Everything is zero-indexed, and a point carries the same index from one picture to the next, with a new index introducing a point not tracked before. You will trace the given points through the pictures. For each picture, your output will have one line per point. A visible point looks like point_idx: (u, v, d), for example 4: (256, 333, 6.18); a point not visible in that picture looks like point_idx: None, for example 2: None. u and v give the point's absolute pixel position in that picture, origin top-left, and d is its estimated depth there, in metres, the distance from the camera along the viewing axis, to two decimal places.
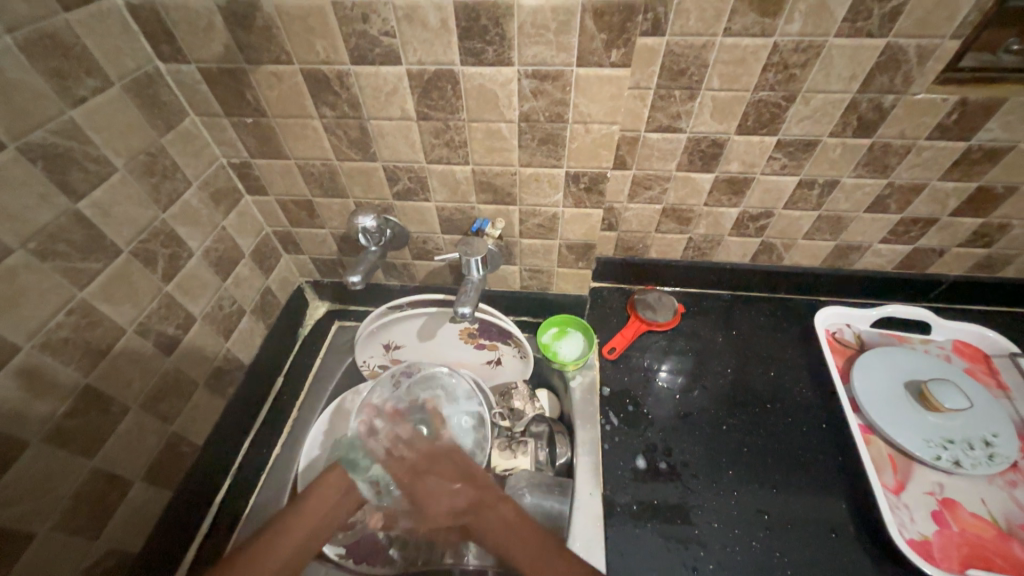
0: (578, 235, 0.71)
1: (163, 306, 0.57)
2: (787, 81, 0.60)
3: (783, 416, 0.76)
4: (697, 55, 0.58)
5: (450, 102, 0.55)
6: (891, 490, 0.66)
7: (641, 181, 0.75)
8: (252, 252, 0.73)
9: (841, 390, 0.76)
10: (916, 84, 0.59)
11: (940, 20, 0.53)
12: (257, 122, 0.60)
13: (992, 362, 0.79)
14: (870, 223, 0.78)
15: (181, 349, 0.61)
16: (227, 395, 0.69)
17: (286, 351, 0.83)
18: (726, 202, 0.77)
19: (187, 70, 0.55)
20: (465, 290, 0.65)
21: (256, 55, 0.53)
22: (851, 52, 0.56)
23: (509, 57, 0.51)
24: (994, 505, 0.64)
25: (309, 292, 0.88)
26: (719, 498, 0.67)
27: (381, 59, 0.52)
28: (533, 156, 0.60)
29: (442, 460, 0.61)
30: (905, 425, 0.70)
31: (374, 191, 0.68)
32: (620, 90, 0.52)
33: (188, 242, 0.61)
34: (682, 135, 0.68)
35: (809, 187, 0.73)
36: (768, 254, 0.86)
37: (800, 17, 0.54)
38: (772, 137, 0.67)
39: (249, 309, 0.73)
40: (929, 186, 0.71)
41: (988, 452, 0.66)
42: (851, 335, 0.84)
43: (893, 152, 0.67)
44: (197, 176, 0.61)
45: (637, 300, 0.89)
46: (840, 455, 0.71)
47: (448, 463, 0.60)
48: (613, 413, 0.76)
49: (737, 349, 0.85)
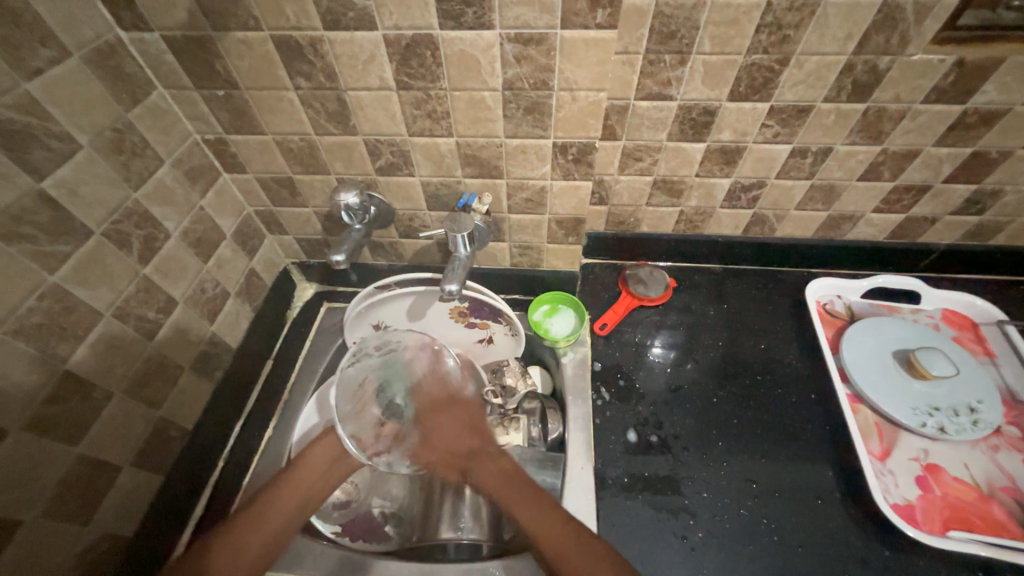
0: (567, 210, 0.69)
1: (141, 290, 0.56)
2: (781, 43, 0.58)
3: (773, 387, 0.77)
4: (688, 16, 0.56)
5: (430, 69, 0.53)
6: (877, 457, 0.68)
7: (631, 153, 0.73)
8: (233, 233, 0.71)
9: (831, 361, 0.77)
10: (913, 44, 0.57)
11: None
12: (229, 95, 0.58)
13: (980, 329, 0.80)
14: (863, 192, 0.77)
15: (164, 332, 0.60)
16: (215, 379, 0.69)
17: (274, 333, 0.82)
18: (718, 172, 0.75)
19: (151, 39, 0.52)
20: (453, 268, 0.64)
21: (223, 21, 0.50)
22: (847, 11, 0.54)
23: (490, 20, 0.48)
24: (976, 469, 0.66)
25: (296, 273, 0.87)
26: (709, 468, 0.68)
27: (355, 24, 0.49)
28: (518, 126, 0.58)
29: (458, 405, 0.67)
30: (892, 393, 0.71)
31: (356, 167, 0.66)
32: (606, 54, 0.50)
33: (164, 223, 0.59)
34: (672, 103, 0.66)
35: (802, 155, 0.71)
36: (760, 225, 0.85)
37: None
38: (765, 104, 0.65)
39: (233, 291, 0.71)
40: (923, 152, 0.69)
41: (972, 417, 0.67)
42: (841, 306, 0.84)
43: (887, 117, 0.65)
44: (170, 153, 0.59)
45: (628, 275, 0.88)
46: (828, 425, 0.72)
47: (461, 409, 0.67)
48: (604, 388, 0.77)
49: (728, 322, 0.85)
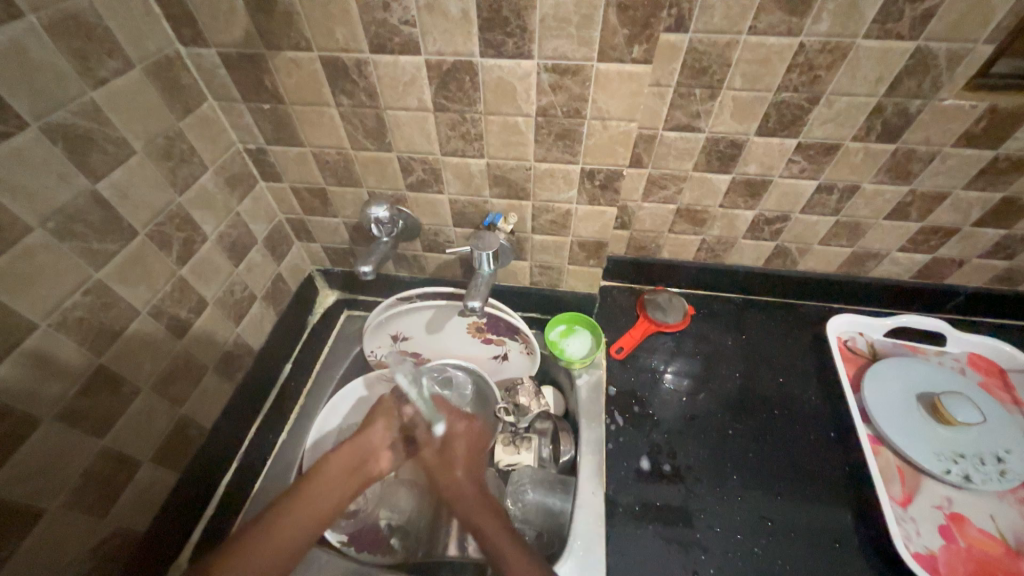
0: (591, 233, 0.70)
1: (176, 289, 0.58)
2: (812, 83, 0.59)
3: (791, 423, 0.76)
4: (721, 53, 0.57)
5: (468, 93, 0.55)
6: (898, 503, 0.66)
7: (656, 181, 0.74)
8: (265, 238, 0.73)
9: (851, 400, 0.75)
10: (945, 89, 0.58)
11: (974, 24, 0.52)
12: (274, 108, 0.60)
13: (1007, 376, 0.78)
14: (889, 231, 0.76)
15: (193, 332, 0.61)
16: (236, 379, 0.70)
17: (295, 338, 0.83)
18: (742, 204, 0.76)
19: (207, 54, 0.55)
20: (476, 285, 0.65)
21: (276, 41, 0.53)
22: (879, 55, 0.55)
23: (529, 50, 0.50)
24: (1004, 522, 0.63)
25: (319, 280, 0.89)
26: (723, 502, 0.67)
27: (400, 49, 0.52)
28: (549, 151, 0.60)
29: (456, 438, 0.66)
30: (915, 437, 0.69)
31: (388, 182, 0.68)
32: (640, 87, 0.51)
33: (202, 227, 0.61)
34: (700, 135, 0.67)
35: (828, 192, 0.72)
36: (782, 258, 0.84)
37: (828, 16, 0.52)
38: (793, 140, 0.65)
39: (260, 295, 0.73)
40: (952, 194, 0.69)
41: (999, 467, 0.65)
42: (863, 344, 0.83)
43: (917, 158, 0.65)
44: (213, 161, 0.62)
45: (646, 300, 0.89)
46: (847, 465, 0.70)
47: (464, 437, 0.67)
48: (618, 413, 0.76)
49: (746, 354, 0.84)
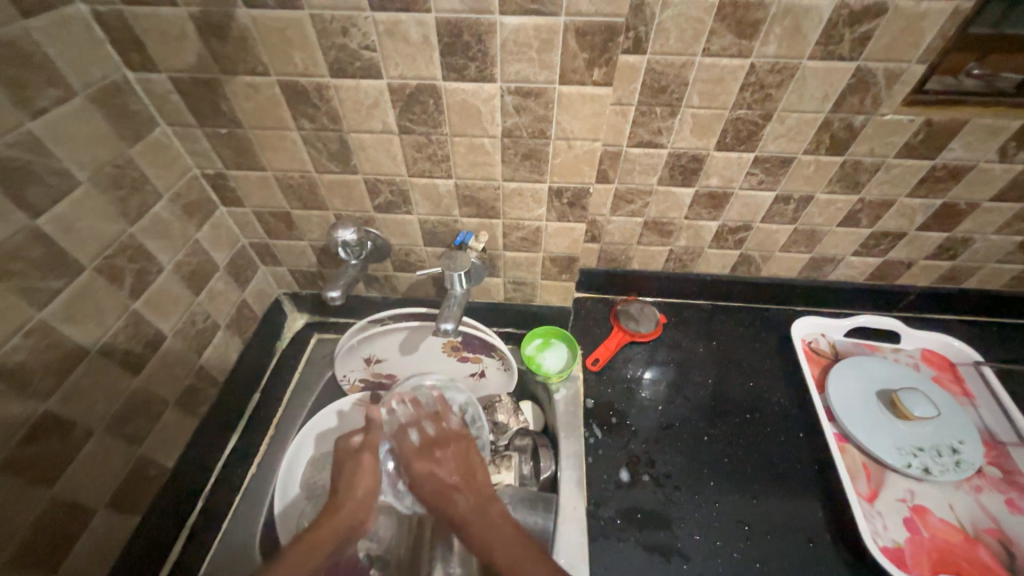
0: (561, 249, 0.71)
1: (130, 324, 0.55)
2: (764, 100, 0.61)
3: (762, 426, 0.78)
4: (678, 74, 0.59)
5: (433, 116, 0.55)
6: (865, 498, 0.68)
7: (623, 195, 0.76)
8: (226, 264, 0.70)
9: (818, 399, 0.78)
10: (884, 105, 0.61)
11: (907, 46, 0.55)
12: (233, 132, 0.59)
13: (957, 369, 0.83)
14: (843, 237, 0.80)
15: (151, 367, 0.58)
16: (199, 414, 0.67)
17: (263, 366, 0.80)
18: (706, 215, 0.78)
19: (158, 79, 0.53)
20: (449, 305, 0.63)
21: (231, 66, 0.51)
22: (824, 75, 0.58)
23: (492, 74, 0.50)
24: (961, 511, 0.67)
25: (287, 304, 0.86)
26: (701, 509, 0.68)
27: (361, 73, 0.51)
28: (516, 171, 0.60)
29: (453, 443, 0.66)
30: (877, 433, 0.72)
31: (354, 204, 0.67)
32: (602, 108, 0.52)
33: (157, 256, 0.58)
34: (662, 151, 0.69)
35: (785, 202, 0.75)
36: (747, 265, 0.87)
37: (775, 39, 0.55)
38: (749, 154, 0.68)
39: (223, 323, 0.71)
40: (897, 202, 0.73)
41: (955, 458, 0.69)
42: (826, 344, 0.87)
43: (863, 169, 0.69)
44: (168, 188, 0.59)
45: (619, 311, 0.90)
46: (816, 465, 0.73)
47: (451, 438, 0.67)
48: (597, 425, 0.77)
49: (717, 359, 0.87)
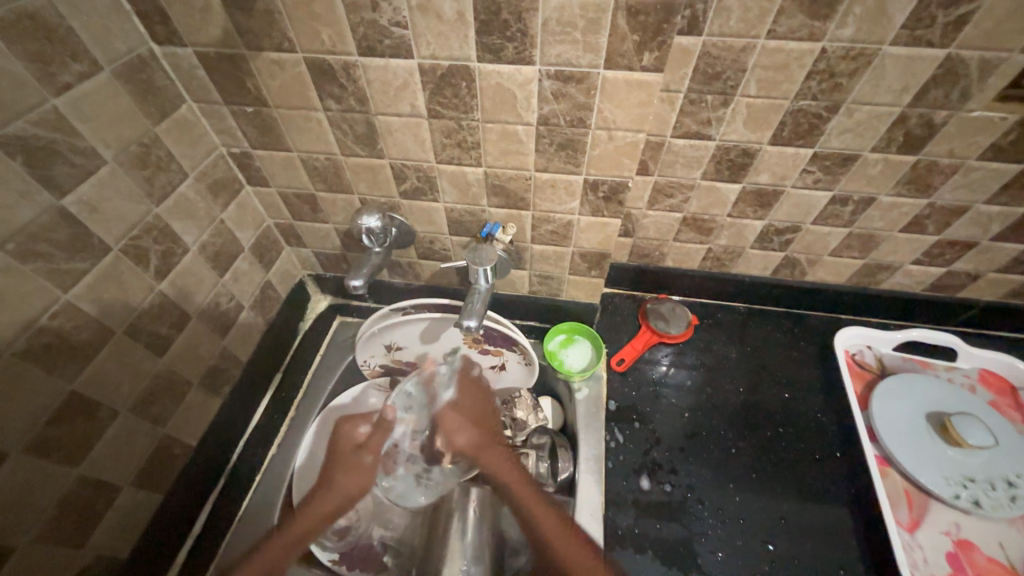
0: (592, 244, 0.67)
1: (155, 305, 0.55)
2: (831, 90, 0.55)
3: (796, 441, 0.73)
4: (736, 58, 0.53)
5: (465, 100, 0.51)
6: (905, 527, 0.64)
7: (662, 189, 0.71)
8: (252, 245, 0.70)
9: (859, 417, 0.73)
10: (973, 100, 0.54)
11: (1010, 31, 0.48)
12: (258, 111, 0.57)
13: (1020, 394, 0.75)
14: (903, 243, 0.73)
15: (176, 348, 0.58)
16: (223, 393, 0.67)
17: (286, 346, 0.81)
18: (751, 214, 0.72)
19: (183, 54, 0.51)
20: (472, 301, 0.62)
21: (256, 41, 0.49)
22: (906, 63, 0.51)
23: (531, 56, 0.46)
24: (1013, 550, 0.62)
25: (311, 285, 0.86)
26: (724, 525, 0.65)
27: (391, 52, 0.48)
28: (551, 161, 0.56)
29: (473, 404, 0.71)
30: (925, 460, 0.67)
31: (380, 189, 0.64)
32: (649, 96, 0.47)
33: (183, 237, 0.58)
34: (710, 143, 0.63)
35: (842, 204, 0.68)
36: (791, 268, 0.81)
37: (853, 21, 0.48)
38: (808, 150, 0.62)
39: (248, 304, 0.71)
40: (972, 208, 0.66)
41: (1011, 493, 0.63)
42: (871, 358, 0.81)
43: (938, 171, 0.62)
44: (194, 167, 0.58)
45: (649, 310, 0.86)
46: (852, 487, 0.69)
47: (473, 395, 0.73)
48: (618, 428, 0.74)
49: (750, 366, 0.82)
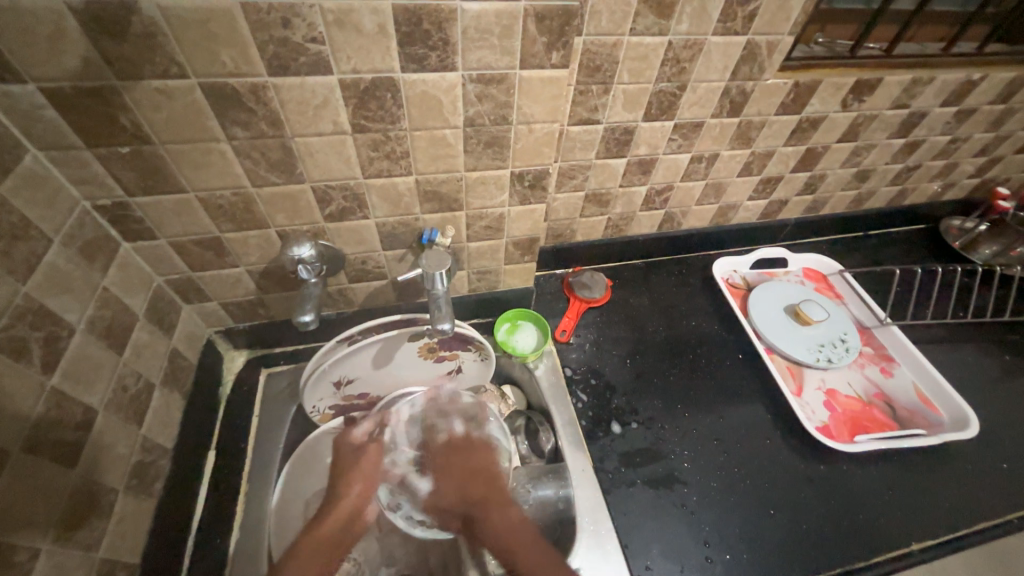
0: (523, 231, 0.73)
1: (51, 407, 0.43)
2: (680, 73, 0.69)
3: (710, 356, 0.90)
4: (610, 53, 0.64)
5: (390, 111, 0.52)
6: (796, 394, 0.84)
7: (566, 172, 0.80)
8: (146, 311, 0.59)
9: (745, 322, 0.93)
10: (767, 72, 0.73)
11: (781, 21, 0.67)
12: (137, 151, 0.48)
13: (829, 279, 1.04)
14: (741, 186, 0.95)
15: (88, 453, 0.47)
16: (156, 491, 0.56)
17: (210, 419, 0.70)
18: (637, 182, 0.86)
19: (22, 92, 0.41)
20: (436, 306, 0.62)
21: (133, 69, 0.42)
22: (724, 48, 0.68)
23: (453, 62, 0.49)
24: (856, 385, 0.86)
25: (221, 343, 0.75)
26: (684, 438, 0.78)
27: (307, 69, 0.46)
28: (479, 160, 0.60)
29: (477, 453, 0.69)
30: (793, 341, 0.89)
31: (301, 217, 0.60)
32: (560, 90, 0.54)
33: (64, 316, 0.46)
34: (599, 127, 0.74)
35: (698, 162, 0.86)
36: (671, 222, 0.99)
37: (686, 19, 0.62)
38: (670, 122, 0.77)
39: (158, 381, 0.59)
40: (777, 152, 0.89)
41: (845, 346, 0.89)
42: (739, 278, 1.02)
43: (754, 127, 0.82)
44: (57, 229, 0.47)
45: (573, 283, 0.95)
46: (757, 377, 0.87)
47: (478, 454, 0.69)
48: (581, 391, 0.82)
49: (661, 308, 0.97)
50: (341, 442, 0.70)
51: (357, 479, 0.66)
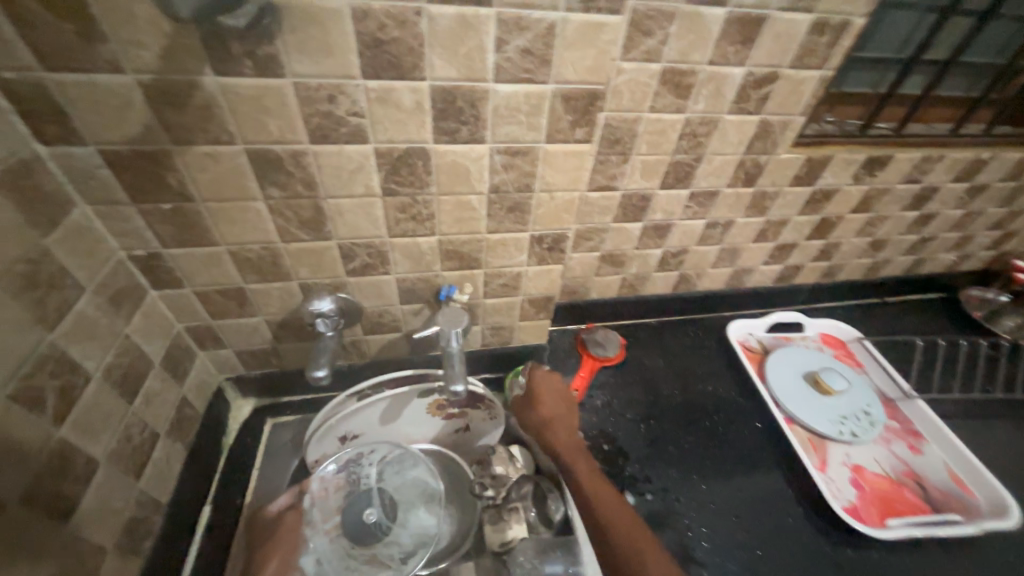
0: (539, 290, 0.73)
1: (56, 459, 0.42)
2: (696, 147, 0.72)
3: (728, 424, 0.87)
4: (630, 127, 0.67)
5: (420, 177, 0.54)
6: (820, 469, 0.80)
7: (583, 234, 0.82)
8: (163, 358, 0.59)
9: (763, 389, 0.90)
10: (780, 147, 0.76)
11: (793, 103, 0.70)
12: (178, 207, 0.51)
13: (848, 346, 1.02)
14: (755, 251, 0.96)
15: (84, 509, 0.45)
16: (145, 551, 0.53)
17: (210, 471, 0.68)
18: (652, 244, 0.87)
19: (81, 153, 0.44)
20: (451, 365, 0.62)
21: (186, 135, 0.45)
22: (738, 125, 0.71)
23: (483, 135, 0.52)
24: (884, 462, 0.82)
25: (230, 390, 0.74)
26: (703, 514, 0.73)
27: (346, 138, 0.49)
28: (501, 223, 0.62)
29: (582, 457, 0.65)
30: (813, 411, 0.85)
31: (324, 271, 0.61)
32: (582, 162, 0.57)
33: (84, 364, 0.47)
34: (617, 193, 0.76)
35: (713, 228, 0.88)
36: (685, 283, 0.99)
37: (703, 99, 0.66)
38: (686, 190, 0.79)
39: (164, 430, 0.58)
40: (791, 220, 0.90)
41: (869, 419, 0.85)
42: (755, 342, 1.01)
43: (768, 197, 0.84)
44: (92, 279, 0.49)
45: (586, 340, 0.94)
46: (778, 450, 0.83)
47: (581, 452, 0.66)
48: (593, 456, 0.79)
49: (676, 370, 0.95)
50: (257, 514, 0.63)
51: (275, 556, 0.59)
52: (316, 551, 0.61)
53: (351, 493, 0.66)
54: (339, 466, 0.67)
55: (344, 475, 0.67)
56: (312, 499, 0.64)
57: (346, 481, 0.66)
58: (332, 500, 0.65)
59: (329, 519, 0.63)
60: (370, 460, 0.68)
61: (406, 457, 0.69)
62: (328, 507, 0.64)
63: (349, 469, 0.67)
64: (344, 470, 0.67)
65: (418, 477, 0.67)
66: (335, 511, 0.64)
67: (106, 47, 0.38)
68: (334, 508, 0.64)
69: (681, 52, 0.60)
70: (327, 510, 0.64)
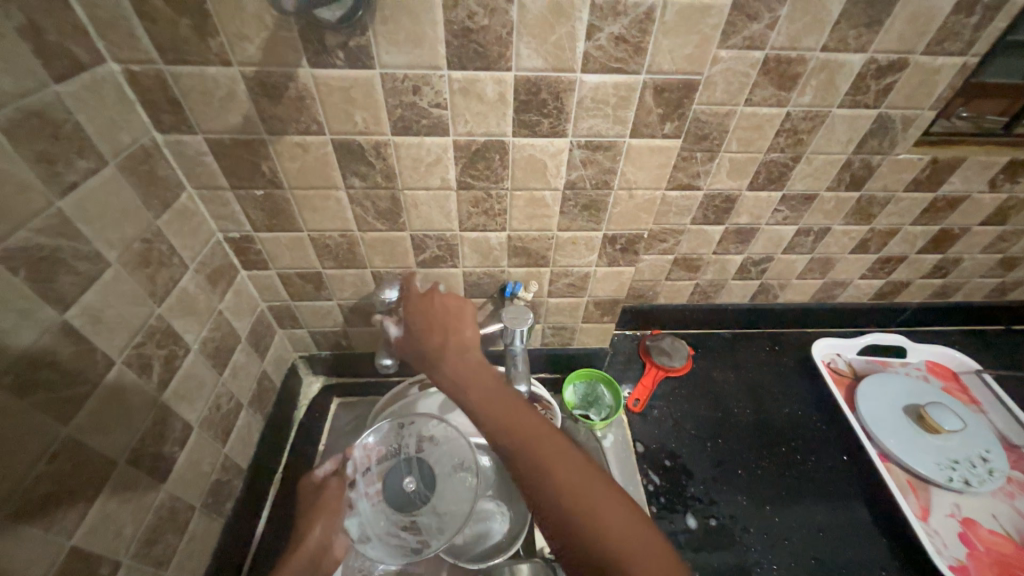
0: (607, 292, 0.70)
1: (158, 421, 0.47)
2: (796, 144, 0.65)
3: (807, 453, 0.79)
4: (721, 121, 0.61)
5: (496, 171, 0.53)
6: (920, 517, 0.70)
7: (657, 235, 0.77)
8: (248, 334, 0.63)
9: (852, 418, 0.80)
10: (899, 146, 0.66)
11: (922, 95, 0.60)
12: (270, 193, 0.53)
13: (961, 378, 0.89)
14: (853, 263, 0.85)
15: (178, 468, 0.50)
16: (225, 512, 0.58)
17: (282, 443, 0.72)
18: (733, 250, 0.80)
19: (191, 141, 0.48)
20: (515, 364, 0.62)
21: (280, 125, 0.47)
22: (850, 120, 0.62)
23: (564, 129, 0.49)
24: (1004, 519, 0.70)
25: (303, 367, 0.78)
26: (774, 551, 0.67)
27: (426, 130, 0.48)
28: (573, 221, 0.59)
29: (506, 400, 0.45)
30: (915, 450, 0.75)
31: (396, 261, 0.62)
32: (668, 159, 0.52)
33: (184, 336, 0.51)
34: (699, 192, 0.70)
35: (805, 234, 0.79)
36: (766, 294, 0.91)
37: (810, 90, 0.59)
38: (778, 192, 0.71)
39: (246, 401, 0.62)
40: (902, 230, 0.79)
41: (987, 467, 0.73)
42: (843, 364, 0.90)
43: (876, 203, 0.74)
44: (194, 258, 0.53)
45: (650, 346, 0.90)
46: (868, 489, 0.74)
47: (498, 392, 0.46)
48: (653, 471, 0.75)
49: (749, 387, 0.88)
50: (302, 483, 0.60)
51: (320, 518, 0.55)
52: (361, 515, 0.57)
53: (394, 461, 0.61)
54: (379, 431, 0.62)
55: (386, 441, 0.62)
56: (356, 466, 0.60)
57: (389, 447, 0.62)
58: (374, 465, 0.60)
59: (371, 487, 0.59)
60: (412, 428, 0.63)
61: (447, 429, 0.62)
62: (370, 473, 0.60)
63: (391, 435, 0.62)
64: (386, 437, 0.62)
65: (458, 451, 0.60)
66: (377, 478, 0.60)
67: (217, 40, 0.41)
68: (377, 474, 0.60)
69: (791, 37, 0.53)
70: (369, 476, 0.60)
